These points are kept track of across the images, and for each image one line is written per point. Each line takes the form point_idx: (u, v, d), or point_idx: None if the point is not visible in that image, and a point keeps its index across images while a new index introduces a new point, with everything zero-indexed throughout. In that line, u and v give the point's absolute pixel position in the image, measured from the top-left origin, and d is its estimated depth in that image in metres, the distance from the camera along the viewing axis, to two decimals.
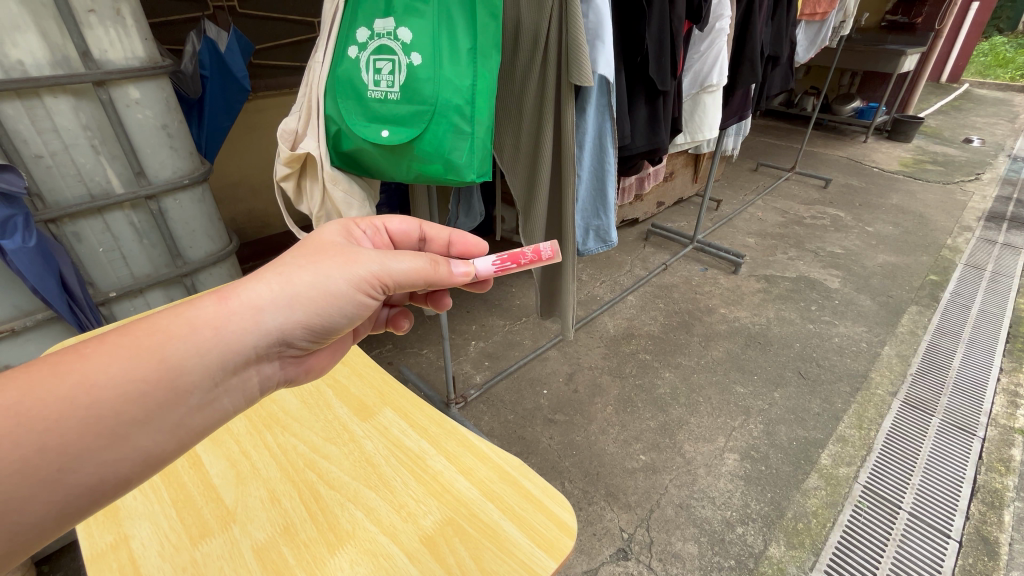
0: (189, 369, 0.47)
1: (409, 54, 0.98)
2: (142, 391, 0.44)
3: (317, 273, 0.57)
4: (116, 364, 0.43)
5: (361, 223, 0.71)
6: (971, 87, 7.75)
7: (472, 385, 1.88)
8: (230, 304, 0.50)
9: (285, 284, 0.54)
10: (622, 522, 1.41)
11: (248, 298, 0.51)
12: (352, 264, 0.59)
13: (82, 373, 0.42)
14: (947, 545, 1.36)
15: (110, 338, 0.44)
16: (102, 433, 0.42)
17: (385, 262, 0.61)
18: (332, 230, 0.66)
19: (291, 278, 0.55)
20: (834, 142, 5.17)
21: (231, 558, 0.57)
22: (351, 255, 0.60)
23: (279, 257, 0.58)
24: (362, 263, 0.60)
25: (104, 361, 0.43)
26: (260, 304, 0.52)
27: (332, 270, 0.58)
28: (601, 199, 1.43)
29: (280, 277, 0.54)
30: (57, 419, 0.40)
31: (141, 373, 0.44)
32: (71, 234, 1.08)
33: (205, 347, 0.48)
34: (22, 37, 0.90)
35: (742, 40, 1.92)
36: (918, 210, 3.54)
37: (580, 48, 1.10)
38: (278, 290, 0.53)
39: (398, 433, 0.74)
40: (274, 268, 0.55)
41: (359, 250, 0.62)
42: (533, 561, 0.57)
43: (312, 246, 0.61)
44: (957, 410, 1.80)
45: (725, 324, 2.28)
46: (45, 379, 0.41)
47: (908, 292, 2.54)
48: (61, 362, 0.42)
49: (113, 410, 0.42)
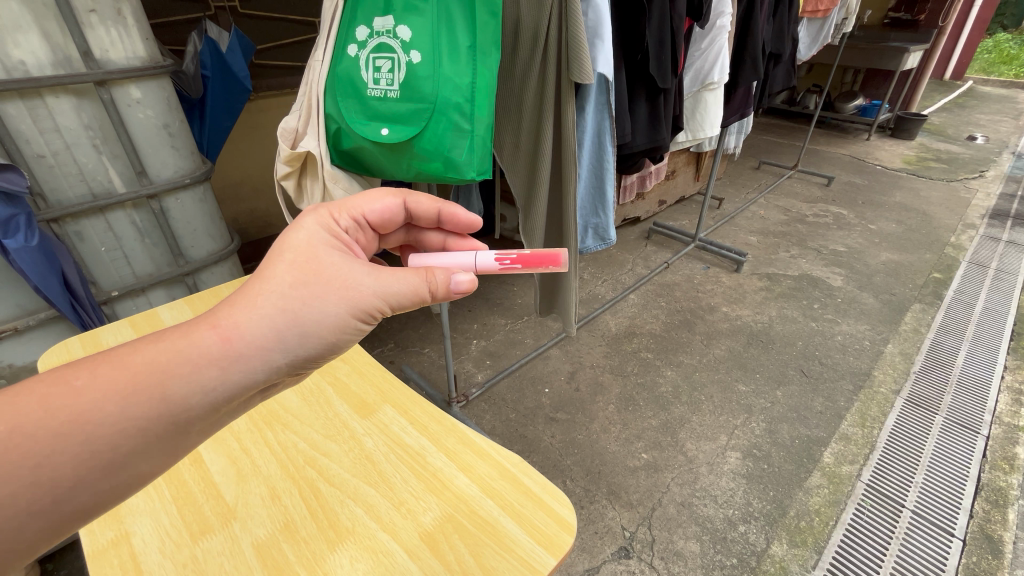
0: (192, 406, 0.43)
1: (409, 52, 0.98)
2: (142, 428, 0.41)
3: (315, 306, 0.49)
4: (112, 403, 0.39)
5: (337, 215, 0.62)
6: (975, 84, 7.71)
7: (474, 384, 1.88)
8: (233, 341, 0.44)
9: (283, 319, 0.47)
10: (624, 520, 1.41)
11: (247, 335, 0.45)
12: (353, 293, 0.52)
13: (75, 409, 0.38)
14: (951, 544, 1.35)
15: (104, 369, 0.40)
16: (100, 466, 0.40)
17: (387, 291, 0.54)
18: (317, 233, 0.56)
19: (288, 312, 0.47)
20: (837, 140, 5.15)
21: (232, 556, 0.57)
22: (349, 283, 0.52)
23: (266, 273, 0.48)
24: (363, 293, 0.52)
25: (100, 397, 0.39)
26: (263, 341, 0.46)
27: (331, 303, 0.50)
28: (600, 196, 1.43)
29: (276, 309, 0.47)
30: (49, 455, 0.37)
31: (139, 413, 0.40)
32: (73, 233, 1.08)
33: (210, 387, 0.43)
34: (24, 37, 0.91)
35: (743, 38, 1.91)
36: (921, 207, 3.52)
37: (579, 45, 1.09)
38: (277, 327, 0.47)
39: (397, 431, 0.74)
40: (266, 298, 0.47)
41: (356, 271, 0.53)
42: (533, 558, 0.56)
43: (299, 261, 0.51)
44: (960, 408, 1.79)
45: (727, 322, 2.28)
46: (33, 414, 0.37)
47: (911, 290, 2.53)
48: (50, 394, 0.38)
49: (111, 445, 0.40)
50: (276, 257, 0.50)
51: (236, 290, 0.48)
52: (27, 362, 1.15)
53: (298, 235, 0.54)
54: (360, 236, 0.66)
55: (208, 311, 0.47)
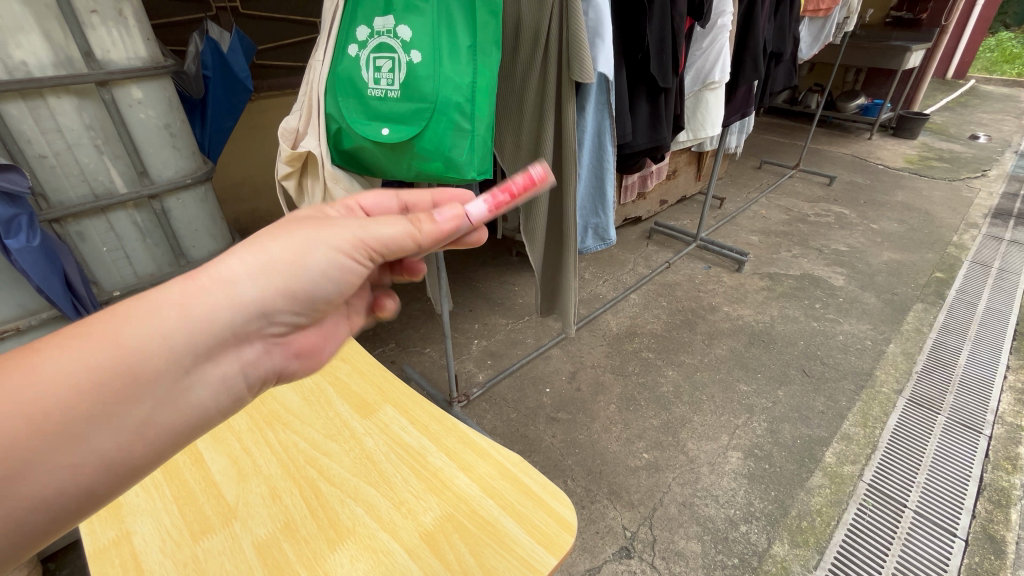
0: (154, 357, 0.44)
1: (409, 52, 0.98)
2: (99, 382, 0.42)
3: (292, 250, 0.54)
4: (71, 354, 0.41)
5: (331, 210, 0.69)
6: (977, 83, 7.69)
7: (475, 384, 1.88)
8: (198, 291, 0.47)
9: (256, 265, 0.51)
10: (625, 520, 1.41)
11: (225, 287, 0.49)
12: (330, 234, 0.57)
13: (30, 366, 0.40)
14: (953, 544, 1.35)
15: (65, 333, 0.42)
16: (50, 429, 0.39)
17: (366, 231, 0.59)
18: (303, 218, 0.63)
19: (262, 257, 0.52)
20: (838, 139, 5.14)
21: (232, 555, 0.57)
22: (326, 230, 0.57)
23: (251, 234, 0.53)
24: (342, 233, 0.57)
25: (57, 353, 0.41)
26: (234, 284, 0.49)
27: (310, 245, 0.55)
28: (601, 196, 1.43)
29: (248, 258, 0.51)
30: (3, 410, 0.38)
31: (98, 361, 0.42)
32: (75, 233, 1.09)
33: (171, 332, 0.45)
34: (26, 38, 0.91)
35: (744, 37, 1.91)
36: (923, 207, 3.51)
37: (580, 45, 1.09)
38: (252, 271, 0.50)
39: (398, 430, 0.74)
40: (239, 249, 0.51)
41: (336, 224, 0.59)
42: (534, 558, 0.56)
43: (280, 225, 0.57)
44: (962, 408, 1.79)
45: (728, 322, 2.28)
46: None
47: (913, 289, 2.52)
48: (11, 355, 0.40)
49: (63, 401, 0.40)
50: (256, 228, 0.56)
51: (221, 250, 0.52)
52: None
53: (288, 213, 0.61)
54: None
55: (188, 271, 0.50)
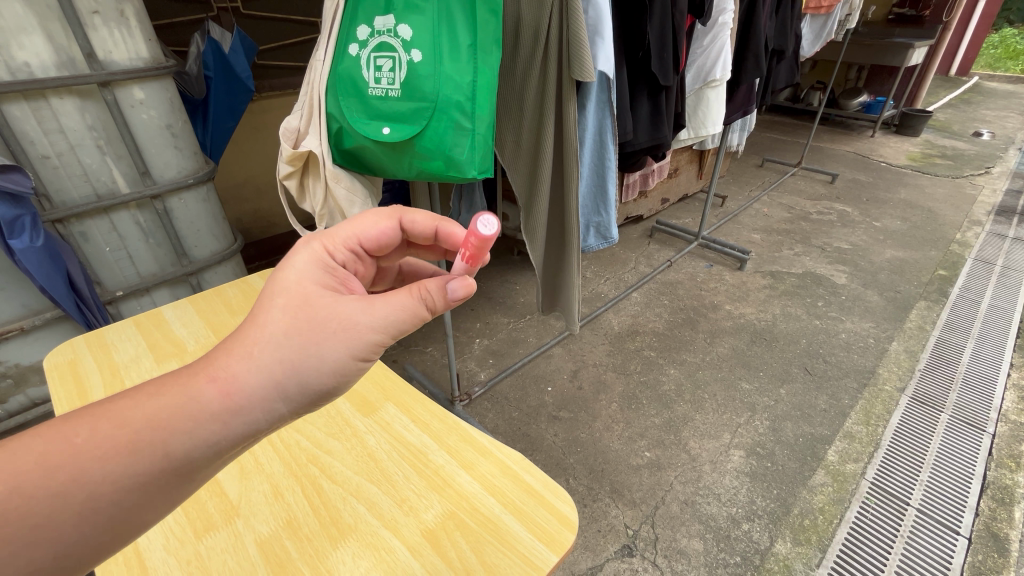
0: (195, 459, 0.42)
1: (409, 51, 0.98)
2: (144, 484, 0.40)
3: (314, 352, 0.46)
4: (111, 463, 0.38)
5: (331, 249, 0.55)
6: (982, 80, 7.64)
7: (477, 382, 1.89)
8: (233, 392, 0.43)
9: (282, 369, 0.45)
10: (626, 518, 1.41)
11: (245, 385, 0.43)
12: (351, 332, 0.48)
13: (75, 468, 0.38)
14: (956, 542, 1.35)
15: (102, 426, 0.39)
16: (102, 522, 0.39)
17: (389, 325, 0.50)
18: (309, 272, 0.51)
19: (286, 362, 0.45)
20: (841, 137, 5.12)
21: (236, 553, 0.58)
22: (346, 320, 0.48)
23: (261, 320, 0.46)
24: (362, 331, 0.48)
25: (98, 455, 0.38)
26: (263, 391, 0.44)
27: (328, 350, 0.47)
28: (602, 195, 1.43)
29: (274, 359, 0.44)
30: (49, 517, 0.37)
31: (140, 470, 0.39)
32: (78, 234, 1.09)
33: (212, 439, 0.42)
34: (29, 40, 0.92)
35: (745, 35, 1.91)
36: (926, 204, 3.50)
37: (580, 43, 1.09)
38: (275, 377, 0.44)
39: (400, 428, 0.74)
40: (265, 347, 0.44)
41: (352, 311, 0.49)
42: (534, 555, 0.57)
43: (303, 311, 0.47)
44: (966, 406, 1.78)
45: (730, 320, 2.27)
46: (32, 474, 0.36)
47: (916, 287, 2.51)
48: (49, 446, 0.38)
49: (110, 500, 0.39)
50: (269, 299, 0.47)
51: (233, 336, 0.45)
52: (33, 361, 1.16)
53: (289, 276, 0.50)
54: (359, 267, 0.60)
55: (206, 356, 0.45)
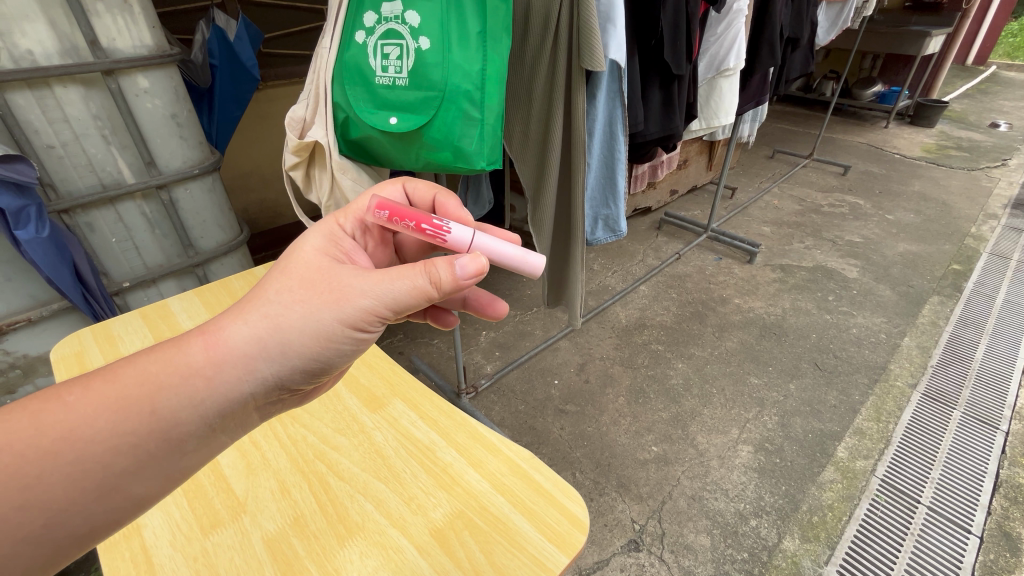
0: (183, 421, 0.42)
1: (417, 38, 0.96)
2: (133, 446, 0.40)
3: (300, 312, 0.47)
4: (102, 418, 0.39)
5: (342, 220, 0.63)
6: (999, 70, 7.46)
7: (483, 375, 1.88)
8: (219, 347, 0.44)
9: (267, 327, 0.46)
10: (633, 513, 1.40)
11: (233, 340, 0.45)
12: (340, 297, 0.49)
13: (66, 426, 0.38)
14: (967, 541, 1.33)
15: (94, 384, 0.40)
16: (92, 490, 0.39)
17: (383, 294, 0.50)
18: (313, 240, 0.57)
19: (271, 319, 0.46)
20: (854, 128, 5.02)
21: (243, 550, 0.57)
22: (335, 284, 0.50)
23: (261, 283, 0.49)
24: (349, 296, 0.49)
25: (89, 412, 0.39)
26: (246, 347, 0.45)
27: (315, 310, 0.48)
28: (611, 186, 1.40)
29: (259, 317, 0.46)
30: (39, 476, 0.36)
31: (129, 428, 0.40)
32: (84, 224, 1.08)
33: (198, 399, 0.42)
34: (31, 27, 0.90)
35: (761, 22, 1.85)
36: (941, 197, 3.43)
37: (591, 30, 1.06)
38: (258, 336, 0.46)
39: (407, 424, 0.73)
40: (254, 307, 0.47)
41: (348, 277, 0.51)
42: (545, 557, 0.56)
43: (299, 274, 0.50)
44: (978, 403, 1.75)
45: (739, 314, 2.24)
46: (24, 433, 0.37)
47: (929, 281, 2.47)
48: (44, 405, 0.38)
49: (101, 464, 0.39)
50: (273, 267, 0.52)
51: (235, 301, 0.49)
52: (41, 352, 1.17)
53: (296, 243, 0.56)
54: (366, 238, 0.67)
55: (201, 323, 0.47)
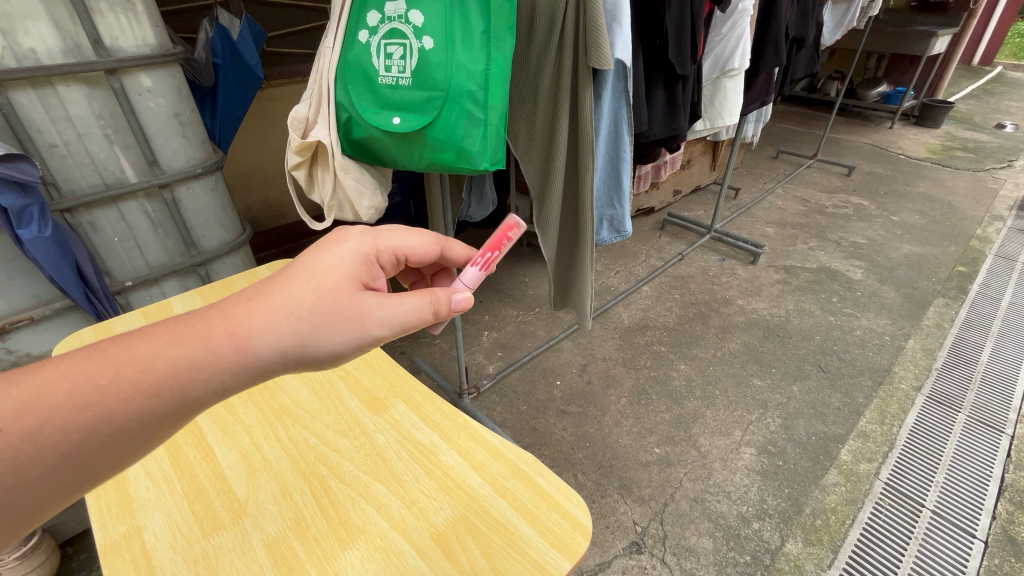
0: (206, 401, 0.44)
1: (421, 38, 0.95)
2: (160, 420, 0.42)
3: (323, 335, 0.48)
4: (135, 404, 0.40)
5: (380, 249, 0.57)
6: (1005, 70, 7.41)
7: (486, 375, 1.87)
8: (249, 352, 0.44)
9: (293, 339, 0.46)
10: (635, 515, 1.39)
11: (261, 348, 0.45)
12: (362, 326, 0.50)
13: (101, 405, 0.39)
14: (972, 545, 1.32)
15: (124, 367, 0.40)
16: (122, 452, 0.41)
17: (398, 327, 0.53)
18: (346, 256, 0.53)
19: (298, 333, 0.47)
20: (859, 128, 4.99)
21: (243, 553, 0.57)
22: (360, 311, 0.50)
23: (290, 291, 0.47)
24: (371, 325, 0.50)
25: (124, 396, 0.39)
26: (270, 354, 0.46)
27: (336, 336, 0.49)
28: (617, 187, 1.39)
29: (288, 328, 0.46)
30: (78, 444, 0.38)
31: (160, 408, 0.41)
32: (87, 224, 1.08)
33: (224, 386, 0.44)
34: (34, 25, 0.90)
35: (766, 23, 1.84)
36: (946, 198, 3.41)
37: (596, 29, 1.05)
38: (282, 348, 0.46)
39: (408, 427, 0.73)
40: (283, 321, 0.46)
41: (372, 304, 0.51)
42: (546, 560, 0.55)
43: (327, 294, 0.49)
44: (984, 406, 1.74)
45: (743, 316, 2.23)
46: (61, 407, 0.37)
47: (934, 284, 2.45)
48: (81, 384, 0.38)
49: (133, 435, 0.41)
50: (300, 274, 0.49)
51: (258, 298, 0.46)
52: (44, 351, 1.17)
53: (327, 251, 0.52)
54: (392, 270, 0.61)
55: (223, 312, 0.45)
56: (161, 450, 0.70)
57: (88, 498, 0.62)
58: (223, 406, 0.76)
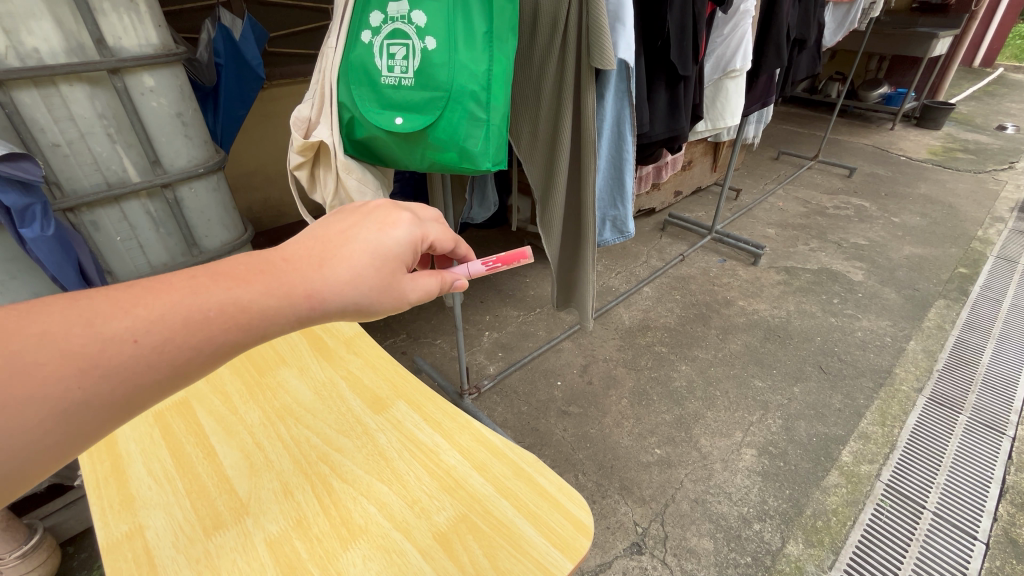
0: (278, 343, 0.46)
1: (423, 39, 0.95)
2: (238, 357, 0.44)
3: (372, 309, 0.52)
4: (232, 334, 0.42)
5: (424, 243, 0.57)
6: (1007, 72, 7.40)
7: (487, 376, 1.87)
8: (320, 310, 0.47)
9: (351, 308, 0.50)
10: (636, 516, 1.39)
11: (329, 309, 0.48)
12: (400, 306, 0.55)
13: (206, 332, 0.40)
14: (973, 547, 1.31)
15: (227, 302, 0.42)
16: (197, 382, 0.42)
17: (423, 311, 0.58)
18: (401, 245, 0.54)
19: (356, 304, 0.50)
20: (860, 130, 4.99)
21: (245, 551, 0.57)
22: (402, 294, 0.54)
23: (353, 268, 0.49)
24: (405, 306, 0.55)
25: (226, 328, 0.41)
26: (335, 313, 0.49)
27: (380, 312, 0.53)
28: (619, 187, 1.40)
29: (350, 299, 0.49)
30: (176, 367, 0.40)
31: (247, 345, 0.44)
32: (89, 223, 1.08)
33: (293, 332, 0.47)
34: (38, 25, 0.90)
35: (767, 24, 1.84)
36: (947, 200, 3.41)
37: (599, 30, 1.05)
38: (342, 312, 0.49)
39: (410, 427, 0.73)
40: (348, 293, 0.49)
41: (410, 289, 0.55)
42: (547, 560, 0.55)
43: (383, 276, 0.52)
44: (985, 408, 1.74)
45: (744, 317, 2.23)
46: (176, 325, 0.39)
47: (935, 285, 2.45)
48: (190, 309, 0.40)
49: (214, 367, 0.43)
50: (361, 253, 0.51)
51: (325, 266, 0.48)
52: None
53: (384, 236, 0.53)
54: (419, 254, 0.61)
55: (297, 270, 0.47)
56: (163, 450, 0.70)
57: (91, 498, 0.62)
58: (226, 405, 0.76)
